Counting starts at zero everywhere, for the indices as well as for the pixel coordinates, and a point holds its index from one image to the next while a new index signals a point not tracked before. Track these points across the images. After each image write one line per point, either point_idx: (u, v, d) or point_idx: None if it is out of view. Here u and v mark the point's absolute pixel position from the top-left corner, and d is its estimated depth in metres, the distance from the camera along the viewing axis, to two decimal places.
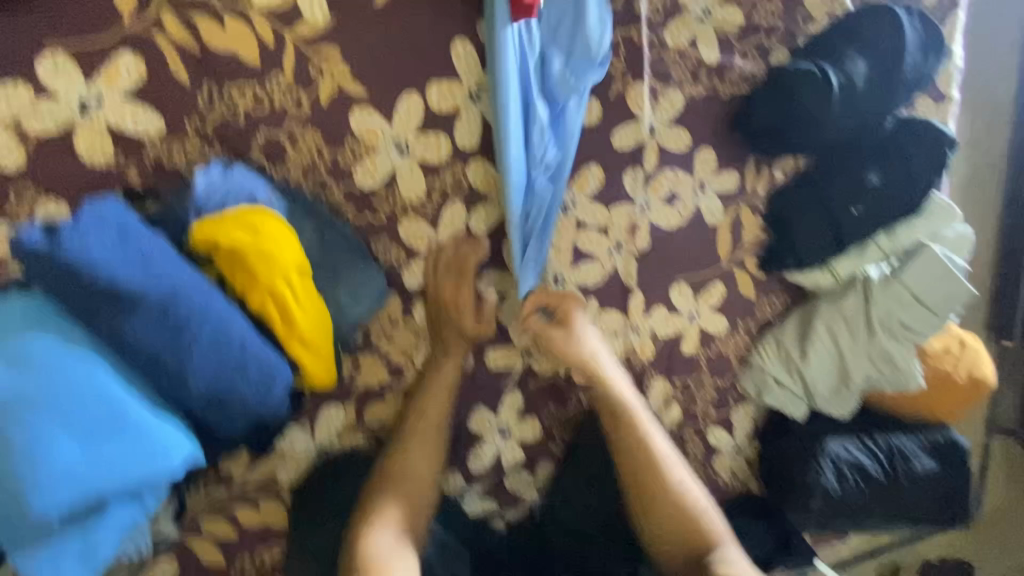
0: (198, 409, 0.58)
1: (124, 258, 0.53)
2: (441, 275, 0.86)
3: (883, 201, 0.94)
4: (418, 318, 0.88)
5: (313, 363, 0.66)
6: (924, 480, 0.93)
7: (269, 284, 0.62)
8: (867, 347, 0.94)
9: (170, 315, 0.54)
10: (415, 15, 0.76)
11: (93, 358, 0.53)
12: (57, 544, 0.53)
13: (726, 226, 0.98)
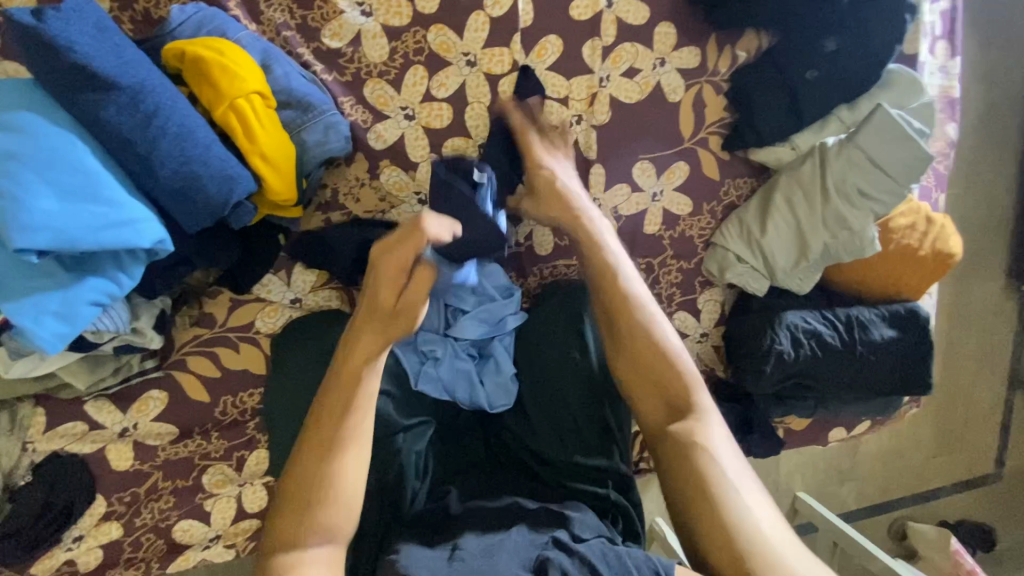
0: (163, 196, 0.66)
1: (99, 47, 0.62)
2: (405, 137, 0.92)
3: (843, 67, 0.94)
4: (385, 182, 0.92)
5: (273, 176, 0.73)
6: (879, 346, 0.96)
7: (229, 97, 0.70)
8: (825, 215, 0.96)
9: (140, 103, 0.64)
10: None
11: (73, 136, 0.62)
12: (45, 293, 0.62)
13: (689, 103, 1.00)
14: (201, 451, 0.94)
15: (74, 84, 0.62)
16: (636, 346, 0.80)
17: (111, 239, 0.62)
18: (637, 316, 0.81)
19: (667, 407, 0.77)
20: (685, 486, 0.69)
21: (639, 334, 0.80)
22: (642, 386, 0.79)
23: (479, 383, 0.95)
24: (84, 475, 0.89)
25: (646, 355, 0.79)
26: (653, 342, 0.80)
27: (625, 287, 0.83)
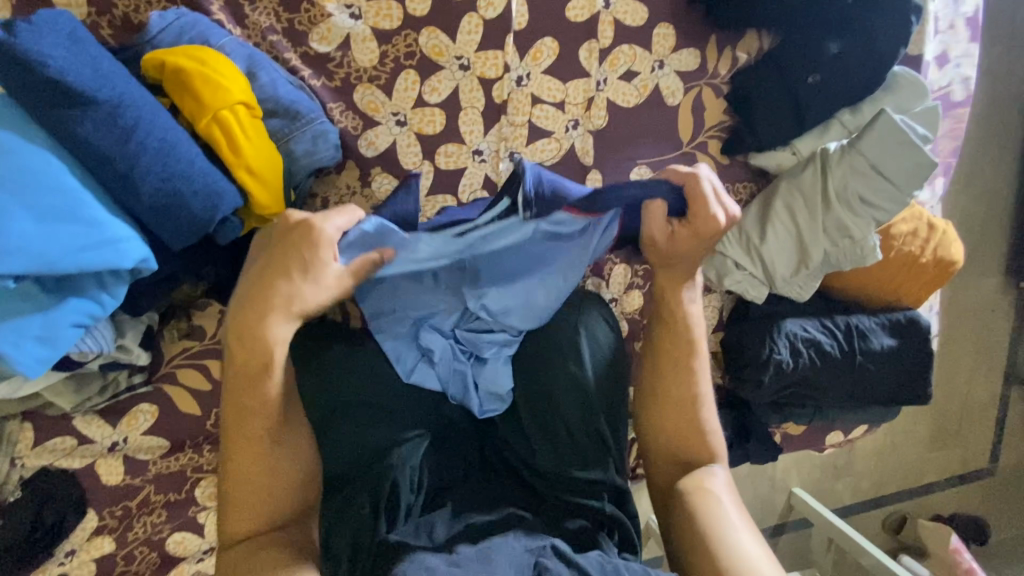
0: (145, 214, 0.64)
1: (73, 60, 0.60)
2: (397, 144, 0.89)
3: (846, 70, 0.92)
4: (377, 190, 0.89)
5: (259, 189, 0.71)
6: (878, 356, 0.95)
7: (213, 109, 0.68)
8: (826, 223, 0.94)
9: (118, 118, 0.61)
10: None
11: (49, 153, 0.60)
12: (23, 316, 0.60)
13: (688, 107, 0.98)
14: (194, 464, 0.93)
15: (48, 99, 0.59)
16: (672, 396, 0.87)
17: (92, 260, 0.60)
18: (677, 365, 0.87)
19: (671, 452, 0.86)
20: (687, 518, 0.77)
21: (676, 383, 0.87)
22: (673, 431, 0.87)
23: (473, 385, 0.93)
24: (75, 490, 0.88)
25: (674, 404, 0.87)
26: (685, 394, 0.86)
27: (684, 331, 0.87)
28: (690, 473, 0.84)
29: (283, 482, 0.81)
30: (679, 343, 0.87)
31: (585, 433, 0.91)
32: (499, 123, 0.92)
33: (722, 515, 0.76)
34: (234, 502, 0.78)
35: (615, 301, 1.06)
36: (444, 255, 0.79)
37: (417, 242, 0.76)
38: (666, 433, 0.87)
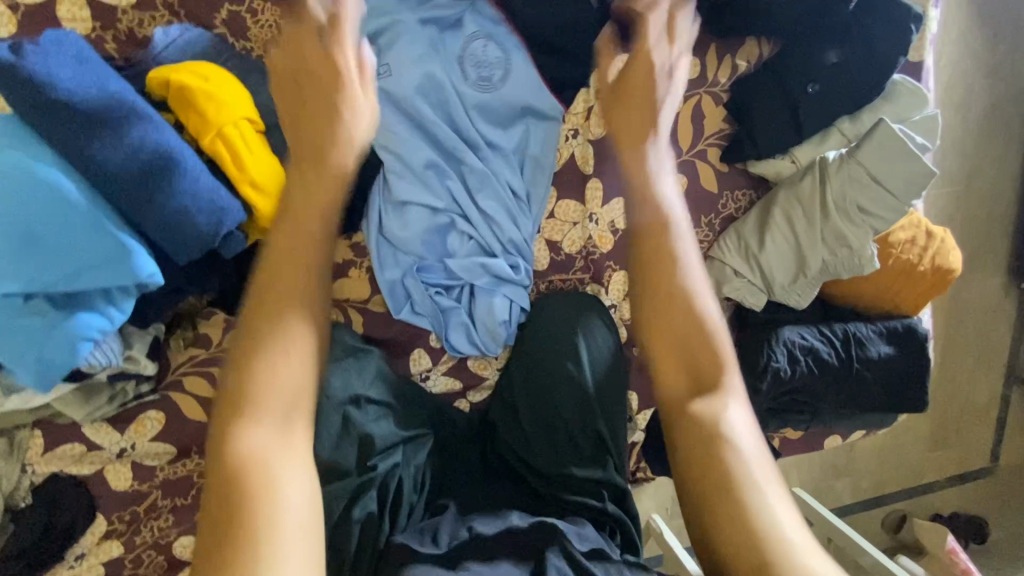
0: (153, 229, 0.65)
1: (80, 80, 0.61)
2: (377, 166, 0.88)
3: (845, 80, 0.92)
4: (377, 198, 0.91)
5: (263, 203, 0.72)
6: (875, 363, 0.96)
7: (219, 125, 0.69)
8: (824, 230, 0.95)
9: (125, 136, 0.63)
10: None
11: (59, 171, 0.61)
12: (31, 334, 0.61)
13: (688, 115, 0.99)
14: (199, 470, 0.95)
15: (58, 119, 0.60)
16: (672, 290, 0.71)
17: (94, 278, 0.61)
18: (669, 254, 0.74)
19: (684, 359, 0.69)
20: (718, 482, 0.61)
21: (668, 275, 0.73)
22: (658, 331, 0.71)
23: (472, 324, 0.98)
24: (84, 494, 0.90)
25: (681, 306, 0.71)
26: (678, 279, 0.72)
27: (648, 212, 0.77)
28: (702, 395, 0.66)
29: (269, 411, 0.59)
30: (664, 238, 0.74)
31: (585, 432, 0.90)
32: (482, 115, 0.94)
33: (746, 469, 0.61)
34: (243, 394, 0.58)
35: (614, 308, 1.04)
36: (430, 164, 0.91)
37: (408, 123, 0.90)
38: (660, 326, 0.71)
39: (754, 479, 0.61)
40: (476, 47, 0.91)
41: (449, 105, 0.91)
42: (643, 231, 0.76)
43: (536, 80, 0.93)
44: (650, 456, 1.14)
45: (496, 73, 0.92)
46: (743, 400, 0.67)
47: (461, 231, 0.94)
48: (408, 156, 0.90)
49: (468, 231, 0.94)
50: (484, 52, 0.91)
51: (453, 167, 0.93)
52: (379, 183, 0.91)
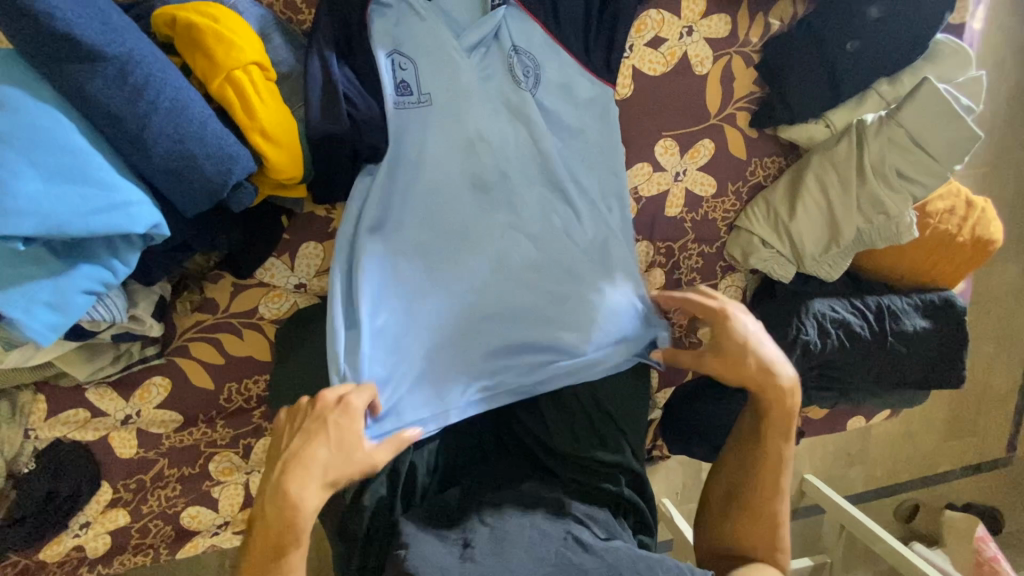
0: (158, 177, 0.62)
1: (79, 10, 0.56)
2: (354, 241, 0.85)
3: (885, 37, 0.87)
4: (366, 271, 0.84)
5: (275, 153, 0.68)
6: (911, 337, 0.91)
7: (227, 70, 0.64)
8: (860, 198, 0.90)
9: (129, 74, 0.58)
10: None
11: (59, 112, 0.57)
12: (29, 284, 0.58)
13: (715, 77, 0.95)
14: (207, 439, 0.92)
15: (56, 51, 0.55)
16: (763, 461, 0.83)
17: (104, 225, 0.57)
18: (773, 436, 0.83)
19: (746, 499, 0.83)
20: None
21: (768, 442, 0.83)
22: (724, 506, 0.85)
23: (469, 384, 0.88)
24: (89, 462, 0.87)
25: (769, 470, 0.82)
26: (776, 451, 0.83)
27: (783, 392, 0.81)
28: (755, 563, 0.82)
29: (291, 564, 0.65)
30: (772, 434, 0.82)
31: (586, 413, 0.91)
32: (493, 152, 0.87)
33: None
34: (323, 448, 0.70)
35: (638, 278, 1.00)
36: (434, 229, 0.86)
37: (427, 124, 0.83)
38: (740, 495, 0.84)
39: None
40: (513, 57, 0.86)
41: (468, 120, 0.85)
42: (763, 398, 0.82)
43: (569, 64, 0.88)
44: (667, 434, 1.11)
45: (530, 81, 0.88)
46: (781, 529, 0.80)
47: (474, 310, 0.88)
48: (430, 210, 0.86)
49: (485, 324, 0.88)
50: (518, 61, 0.86)
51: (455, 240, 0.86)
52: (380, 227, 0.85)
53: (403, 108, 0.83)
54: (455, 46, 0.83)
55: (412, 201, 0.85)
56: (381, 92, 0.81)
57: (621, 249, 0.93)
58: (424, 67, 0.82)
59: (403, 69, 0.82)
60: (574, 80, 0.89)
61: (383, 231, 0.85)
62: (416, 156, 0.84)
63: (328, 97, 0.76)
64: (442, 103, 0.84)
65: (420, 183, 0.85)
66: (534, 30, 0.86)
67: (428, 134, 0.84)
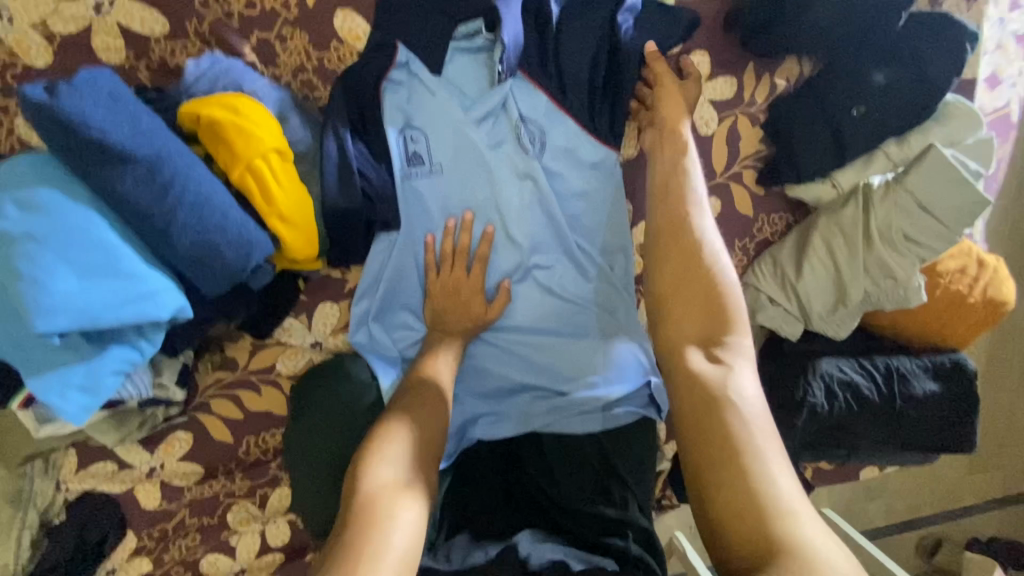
0: (184, 264, 0.65)
1: (113, 118, 0.60)
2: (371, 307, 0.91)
3: (893, 102, 0.86)
4: (382, 336, 0.92)
5: (292, 234, 0.72)
6: (920, 400, 0.90)
7: (247, 160, 0.68)
8: (868, 260, 0.89)
9: (156, 173, 0.62)
10: None
11: (93, 211, 0.61)
12: (64, 370, 0.62)
13: (722, 137, 0.95)
14: (226, 490, 0.96)
15: (90, 157, 0.59)
16: (706, 305, 0.67)
17: (134, 314, 0.61)
18: (700, 275, 0.69)
19: (710, 351, 0.64)
20: (705, 443, 0.57)
21: (695, 292, 0.68)
22: (704, 405, 0.59)
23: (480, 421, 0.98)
24: (115, 513, 0.92)
25: (708, 315, 0.66)
26: (719, 300, 0.67)
27: (689, 238, 0.71)
28: (715, 352, 0.64)
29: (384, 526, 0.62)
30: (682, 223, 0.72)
31: (593, 466, 0.92)
32: (495, 215, 0.91)
33: (781, 504, 0.53)
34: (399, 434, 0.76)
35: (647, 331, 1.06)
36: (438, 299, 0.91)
37: (439, 194, 0.88)
38: (693, 347, 0.65)
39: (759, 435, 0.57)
40: (519, 126, 0.88)
41: (473, 191, 0.89)
42: (658, 194, 0.76)
43: (574, 130, 0.89)
44: (676, 483, 1.12)
45: (536, 148, 0.90)
46: (752, 372, 0.63)
47: (488, 360, 0.97)
48: (439, 278, 0.90)
49: (495, 369, 0.97)
50: (526, 129, 0.89)
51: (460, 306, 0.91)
52: (385, 294, 0.91)
53: (412, 178, 0.86)
54: (462, 119, 0.86)
55: (415, 272, 0.92)
56: (395, 165, 0.85)
57: (620, 305, 0.97)
58: (436, 141, 0.86)
59: (415, 141, 0.86)
60: (579, 147, 0.90)
61: (393, 296, 0.92)
62: (425, 227, 0.89)
63: (342, 174, 0.79)
64: (449, 174, 0.88)
65: (427, 255, 0.90)
66: (540, 99, 0.88)
67: (433, 207, 0.89)
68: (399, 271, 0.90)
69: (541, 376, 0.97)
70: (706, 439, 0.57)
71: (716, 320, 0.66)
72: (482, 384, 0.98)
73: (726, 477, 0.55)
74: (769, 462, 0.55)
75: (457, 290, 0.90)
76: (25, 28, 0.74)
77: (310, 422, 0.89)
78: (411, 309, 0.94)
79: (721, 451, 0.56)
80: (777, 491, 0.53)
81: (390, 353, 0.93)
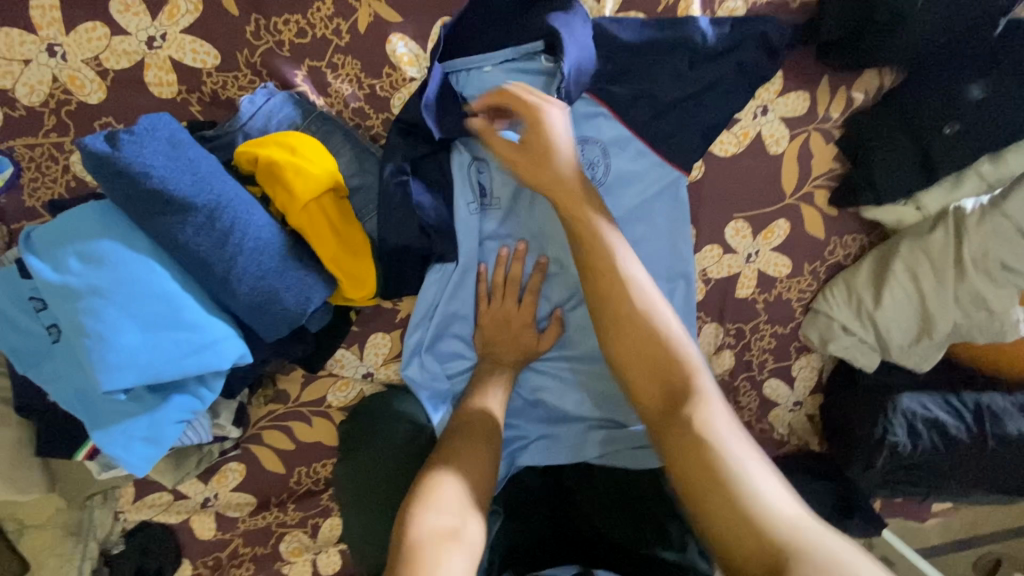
0: (244, 312, 0.63)
1: (173, 166, 0.58)
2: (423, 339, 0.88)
3: (989, 119, 0.79)
4: (430, 366, 0.89)
5: (347, 276, 0.69)
6: (1015, 444, 0.83)
7: (303, 201, 0.65)
8: (958, 291, 0.82)
9: (216, 221, 0.59)
10: None
11: (154, 262, 0.59)
12: (127, 422, 0.60)
13: (791, 156, 0.89)
14: (279, 520, 0.95)
15: (150, 207, 0.58)
16: (650, 346, 0.65)
17: (195, 365, 0.60)
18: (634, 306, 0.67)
19: (668, 398, 0.62)
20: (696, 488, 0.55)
21: (634, 323, 0.66)
22: (686, 446, 0.57)
23: (528, 448, 0.93)
24: (171, 543, 0.92)
25: (654, 354, 0.65)
26: (669, 344, 0.65)
27: (619, 280, 0.69)
28: (675, 402, 0.61)
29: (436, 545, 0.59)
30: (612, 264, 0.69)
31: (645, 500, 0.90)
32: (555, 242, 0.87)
33: (790, 526, 0.50)
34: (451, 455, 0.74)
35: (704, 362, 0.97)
36: (497, 332, 0.88)
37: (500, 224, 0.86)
38: (660, 404, 0.63)
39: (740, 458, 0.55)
40: (580, 147, 0.84)
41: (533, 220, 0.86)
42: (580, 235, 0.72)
43: (640, 153, 0.85)
44: None
45: (599, 170, 0.85)
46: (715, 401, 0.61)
47: (545, 391, 0.93)
48: (497, 308, 0.87)
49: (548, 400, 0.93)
50: (588, 151, 0.84)
51: (522, 338, 0.88)
52: (438, 327, 0.88)
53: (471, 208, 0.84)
54: None
55: (469, 303, 0.88)
56: (455, 196, 0.82)
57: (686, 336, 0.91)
58: (496, 171, 0.84)
59: (478, 172, 0.84)
60: (647, 170, 0.86)
61: (449, 329, 0.89)
62: (484, 258, 0.87)
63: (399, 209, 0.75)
64: (510, 203, 0.85)
65: (485, 286, 0.87)
66: (605, 121, 0.84)
67: (492, 236, 0.86)
68: (453, 303, 0.87)
69: (599, 407, 0.92)
70: (696, 484, 0.55)
71: (671, 360, 0.64)
72: (535, 415, 0.94)
73: (725, 513, 0.52)
74: (757, 490, 0.53)
75: (517, 320, 0.87)
76: (79, 64, 0.73)
77: (377, 441, 0.88)
78: (465, 341, 0.90)
79: (710, 484, 0.54)
80: (781, 514, 0.51)
81: (441, 384, 0.90)
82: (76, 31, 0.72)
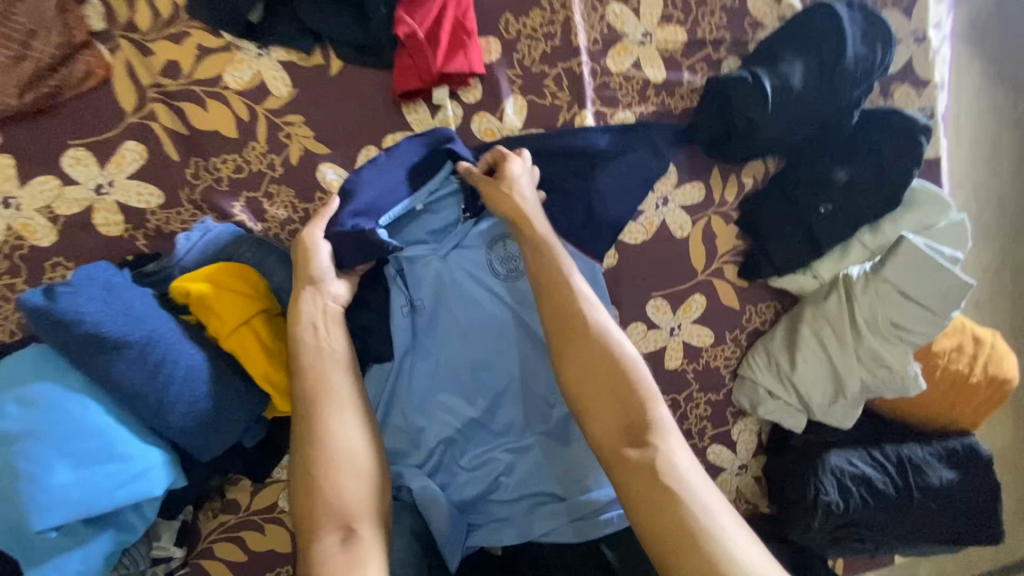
0: (178, 437, 0.67)
1: (107, 309, 0.64)
2: None
3: (856, 198, 0.90)
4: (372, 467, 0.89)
5: (279, 393, 0.73)
6: (937, 491, 0.88)
7: (234, 325, 0.71)
8: (858, 351, 0.90)
9: (148, 355, 0.65)
10: (364, 89, 0.88)
11: (89, 399, 0.64)
12: (61, 557, 0.63)
13: (698, 237, 0.97)
14: None
15: (86, 349, 0.63)
16: (614, 382, 0.69)
17: (127, 496, 0.63)
18: (590, 340, 0.72)
19: (626, 435, 0.66)
20: (655, 521, 0.60)
21: (598, 357, 0.71)
22: (646, 486, 0.62)
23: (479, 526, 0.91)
24: None
25: (617, 390, 0.69)
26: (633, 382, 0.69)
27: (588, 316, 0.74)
28: (639, 440, 0.65)
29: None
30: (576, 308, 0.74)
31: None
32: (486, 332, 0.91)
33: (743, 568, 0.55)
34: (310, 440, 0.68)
35: None
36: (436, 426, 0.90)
37: (432, 322, 0.91)
38: (619, 439, 0.66)
39: (701, 497, 0.60)
40: (498, 245, 0.92)
41: (463, 314, 0.91)
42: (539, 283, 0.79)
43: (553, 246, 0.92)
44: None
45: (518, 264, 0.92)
46: (673, 439, 0.65)
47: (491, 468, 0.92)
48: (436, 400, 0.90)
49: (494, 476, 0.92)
50: (505, 247, 0.92)
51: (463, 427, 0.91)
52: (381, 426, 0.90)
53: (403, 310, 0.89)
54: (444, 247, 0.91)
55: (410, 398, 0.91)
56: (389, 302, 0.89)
57: None
58: (421, 273, 0.90)
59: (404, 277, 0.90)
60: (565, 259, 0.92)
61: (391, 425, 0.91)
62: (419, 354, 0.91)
63: None
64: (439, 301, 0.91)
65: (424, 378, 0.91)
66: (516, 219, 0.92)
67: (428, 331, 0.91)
68: (396, 397, 0.90)
69: (544, 480, 0.92)
70: (660, 522, 0.59)
71: (634, 398, 0.68)
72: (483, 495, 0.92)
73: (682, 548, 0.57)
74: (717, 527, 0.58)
75: (456, 410, 0.91)
76: (33, 213, 0.80)
77: None
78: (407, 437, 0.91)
79: (667, 522, 0.59)
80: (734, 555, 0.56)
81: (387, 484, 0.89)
82: (30, 184, 0.80)
